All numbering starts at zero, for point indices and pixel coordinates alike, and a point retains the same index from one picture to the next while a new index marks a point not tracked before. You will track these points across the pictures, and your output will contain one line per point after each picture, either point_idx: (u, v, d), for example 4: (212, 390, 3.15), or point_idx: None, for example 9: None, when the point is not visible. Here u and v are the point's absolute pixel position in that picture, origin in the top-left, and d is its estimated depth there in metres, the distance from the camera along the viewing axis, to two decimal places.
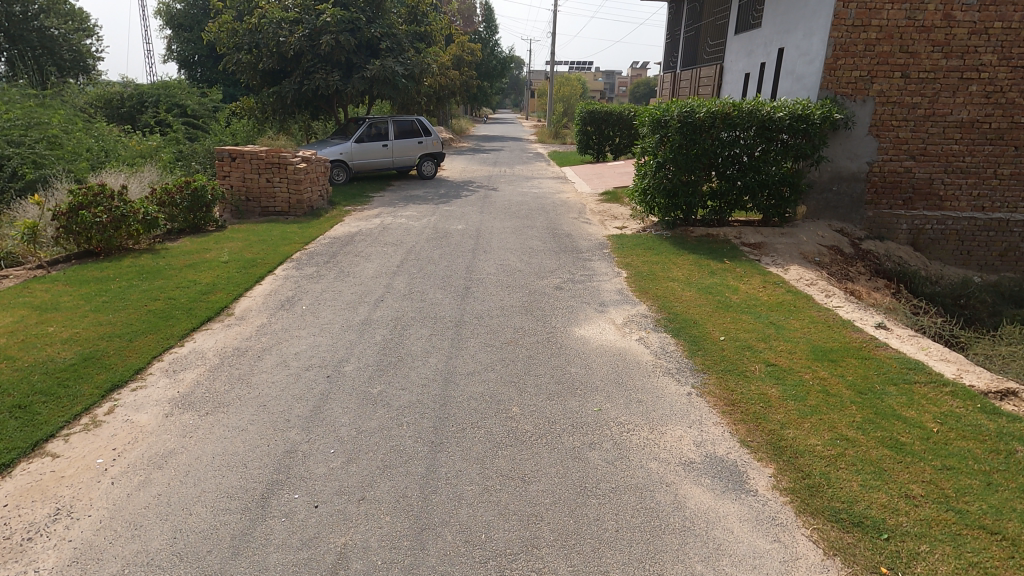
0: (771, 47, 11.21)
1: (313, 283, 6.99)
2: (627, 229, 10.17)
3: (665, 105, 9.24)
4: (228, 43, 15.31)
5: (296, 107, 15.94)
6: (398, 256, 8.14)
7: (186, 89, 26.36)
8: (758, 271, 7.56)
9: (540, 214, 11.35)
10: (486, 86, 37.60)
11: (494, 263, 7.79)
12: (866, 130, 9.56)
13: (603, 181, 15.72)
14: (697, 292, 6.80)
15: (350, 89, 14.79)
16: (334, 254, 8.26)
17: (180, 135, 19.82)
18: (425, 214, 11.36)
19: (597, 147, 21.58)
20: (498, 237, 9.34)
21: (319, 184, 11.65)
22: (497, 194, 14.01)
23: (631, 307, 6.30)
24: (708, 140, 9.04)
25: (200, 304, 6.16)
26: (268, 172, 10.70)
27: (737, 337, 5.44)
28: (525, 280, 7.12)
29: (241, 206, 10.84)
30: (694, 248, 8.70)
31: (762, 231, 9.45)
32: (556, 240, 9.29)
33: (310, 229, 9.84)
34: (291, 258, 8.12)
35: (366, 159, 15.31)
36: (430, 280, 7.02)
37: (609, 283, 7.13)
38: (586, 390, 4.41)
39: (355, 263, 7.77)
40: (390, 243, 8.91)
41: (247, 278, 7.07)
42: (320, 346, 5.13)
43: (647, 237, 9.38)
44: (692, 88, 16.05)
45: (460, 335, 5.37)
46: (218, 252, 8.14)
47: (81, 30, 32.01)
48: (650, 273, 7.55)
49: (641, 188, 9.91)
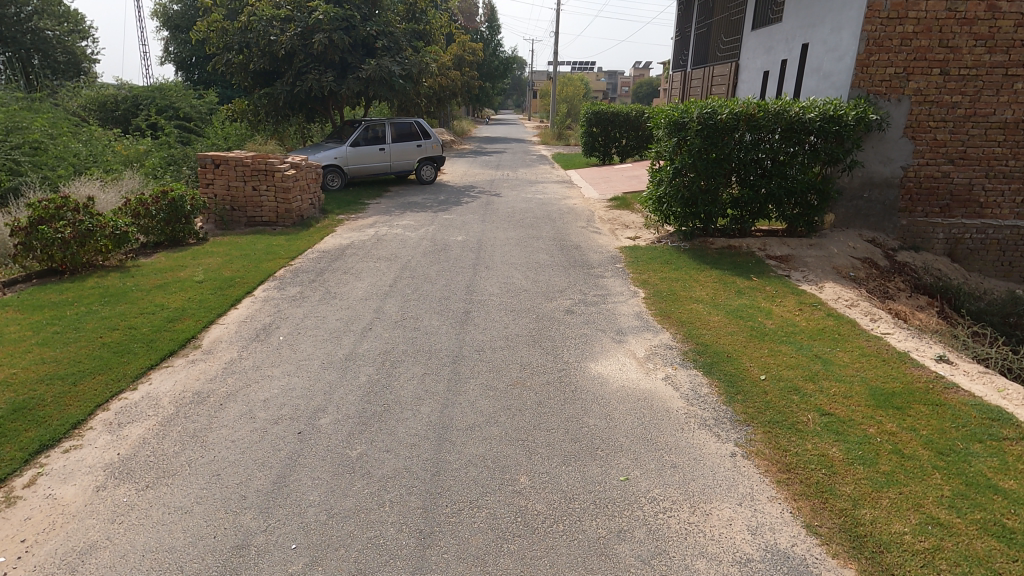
0: (794, 42, 10.45)
1: (294, 306, 6.27)
2: (640, 240, 9.41)
3: (683, 106, 8.47)
4: (218, 43, 14.61)
5: (290, 109, 15.25)
6: (391, 273, 7.42)
7: (182, 91, 25.72)
8: (791, 291, 6.80)
9: (546, 223, 10.61)
10: (488, 86, 36.94)
11: (497, 282, 7.06)
12: (901, 132, 8.78)
13: (611, 186, 14.98)
14: (726, 316, 6.04)
15: (345, 90, 14.08)
16: (322, 270, 7.54)
17: (172, 139, 19.14)
18: (424, 223, 10.64)
19: (604, 149, 20.80)
20: (502, 250, 8.61)
21: (311, 191, 10.93)
22: (500, 200, 13.27)
23: (653, 335, 5.54)
24: (730, 144, 8.27)
25: (164, 334, 5.44)
26: (255, 179, 9.98)
27: (780, 376, 4.68)
28: (532, 302, 6.39)
29: (226, 216, 10.13)
30: (716, 263, 7.94)
31: (788, 242, 8.67)
32: (564, 253, 8.55)
33: (298, 241, 9.11)
34: (275, 276, 7.40)
35: (362, 164, 14.59)
36: (425, 302, 6.30)
37: (625, 305, 6.39)
38: (608, 451, 3.66)
39: (343, 282, 7.05)
40: (384, 257, 8.19)
41: (221, 301, 6.35)
42: (293, 389, 4.41)
43: (663, 250, 8.62)
44: (705, 87, 15.28)
45: (458, 374, 4.63)
46: (194, 270, 7.42)
47: (76, 32, 31.39)
48: (670, 293, 6.79)
49: (655, 196, 9.14)
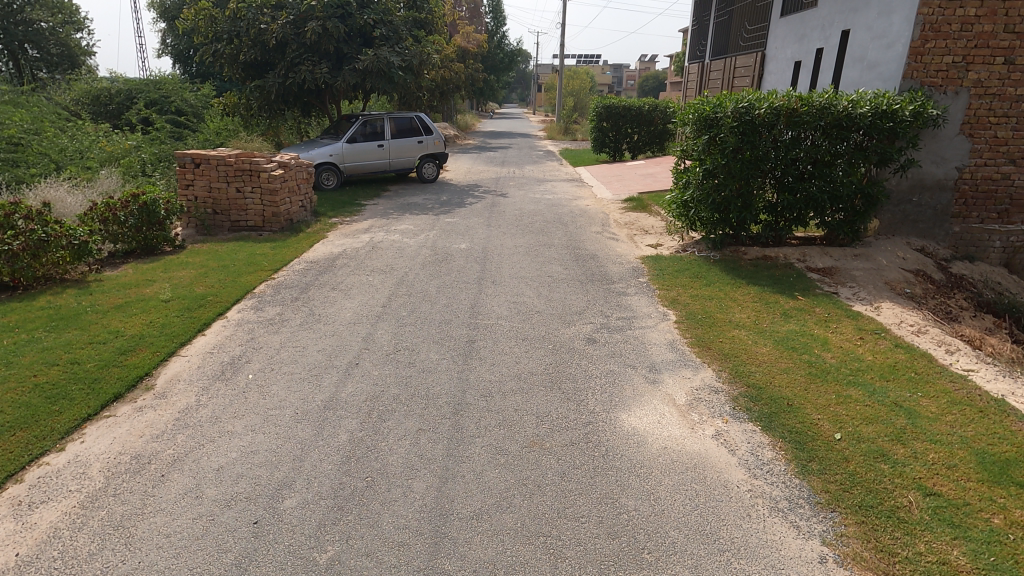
0: (832, 29, 9.47)
1: (270, 333, 5.40)
2: (663, 249, 8.49)
3: (715, 100, 7.50)
4: (205, 32, 13.70)
5: (283, 103, 14.36)
6: (386, 290, 6.54)
7: (177, 84, 24.82)
8: (846, 313, 5.88)
9: (557, 228, 9.70)
10: (493, 80, 35.98)
11: (506, 301, 6.18)
12: (957, 129, 7.80)
13: (625, 185, 14.05)
14: (775, 348, 5.13)
15: (341, 82, 13.16)
16: (307, 286, 6.68)
17: (162, 134, 18.28)
18: (425, 228, 9.75)
19: (615, 144, 19.81)
20: (511, 261, 7.72)
21: (301, 193, 10.06)
22: (507, 201, 12.36)
23: (692, 374, 4.65)
24: (768, 142, 7.31)
25: (111, 372, 4.57)
26: (239, 180, 9.13)
27: (858, 434, 3.77)
28: (546, 327, 5.51)
29: (208, 221, 9.26)
30: (753, 277, 7.01)
31: (830, 253, 7.74)
32: (580, 265, 7.65)
33: (284, 250, 8.24)
34: (253, 292, 6.53)
35: (360, 162, 13.71)
36: (423, 329, 5.42)
37: (655, 331, 5.50)
38: (659, 556, 2.77)
39: (330, 300, 6.19)
40: (378, 269, 7.32)
41: (187, 326, 5.48)
42: (255, 453, 3.54)
43: (690, 261, 7.69)
44: (725, 79, 14.30)
45: (459, 432, 3.75)
46: (163, 285, 6.56)
47: (70, 23, 30.45)
48: (704, 315, 5.91)
49: (681, 200, 8.20)
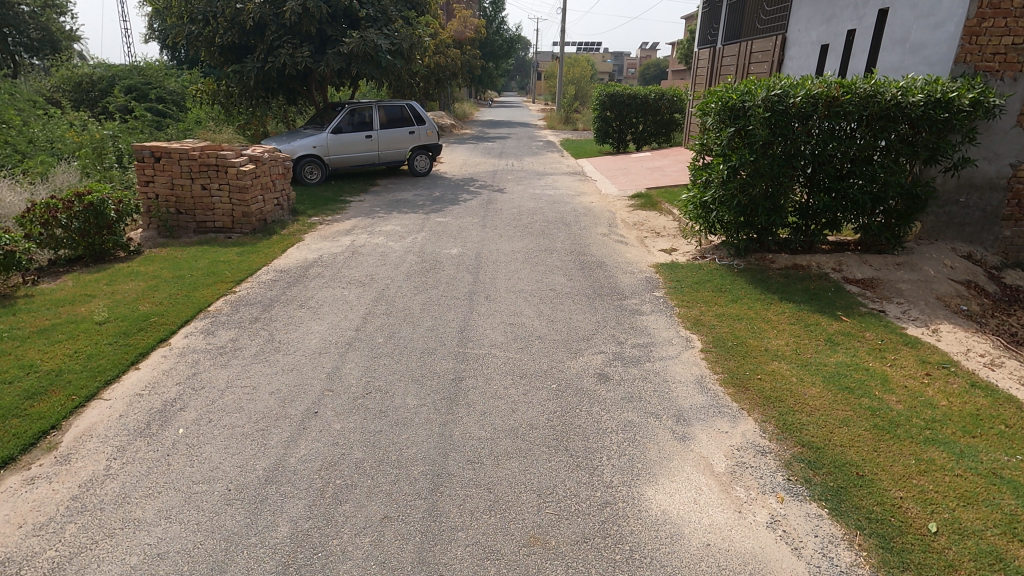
0: (868, 8, 8.47)
1: (217, 368, 4.48)
2: (678, 255, 7.56)
3: (742, 86, 6.51)
4: (178, 12, 12.64)
5: (264, 90, 13.34)
6: (360, 308, 5.62)
7: (161, 71, 23.72)
8: (903, 340, 4.97)
9: (559, 229, 8.77)
10: (491, 67, 34.84)
11: (503, 324, 5.27)
12: (1014, 120, 6.84)
13: (631, 179, 13.08)
14: (827, 388, 4.23)
15: (324, 68, 12.13)
16: (271, 302, 5.77)
17: (141, 123, 17.26)
18: (413, 229, 8.81)
19: (619, 135, 18.77)
20: (508, 271, 6.81)
21: (276, 190, 9.11)
22: (504, 197, 11.40)
23: (729, 427, 3.75)
24: (803, 136, 6.33)
25: (8, 425, 3.67)
26: (204, 176, 8.19)
27: (960, 524, 2.88)
28: (549, 360, 4.61)
29: (171, 221, 8.33)
30: (785, 292, 6.09)
31: (870, 261, 6.84)
32: (586, 275, 6.74)
33: (252, 256, 7.30)
34: (208, 311, 5.61)
35: (346, 154, 12.73)
36: (400, 363, 4.51)
37: (678, 364, 4.61)
38: None
39: (295, 322, 5.29)
40: (355, 281, 6.41)
41: (117, 359, 4.54)
42: (160, 561, 2.63)
43: (711, 272, 6.77)
44: (740, 66, 13.28)
45: (435, 523, 2.85)
46: (103, 302, 5.64)
47: (52, 6, 29.27)
48: (734, 342, 5.01)
49: (700, 201, 7.25)
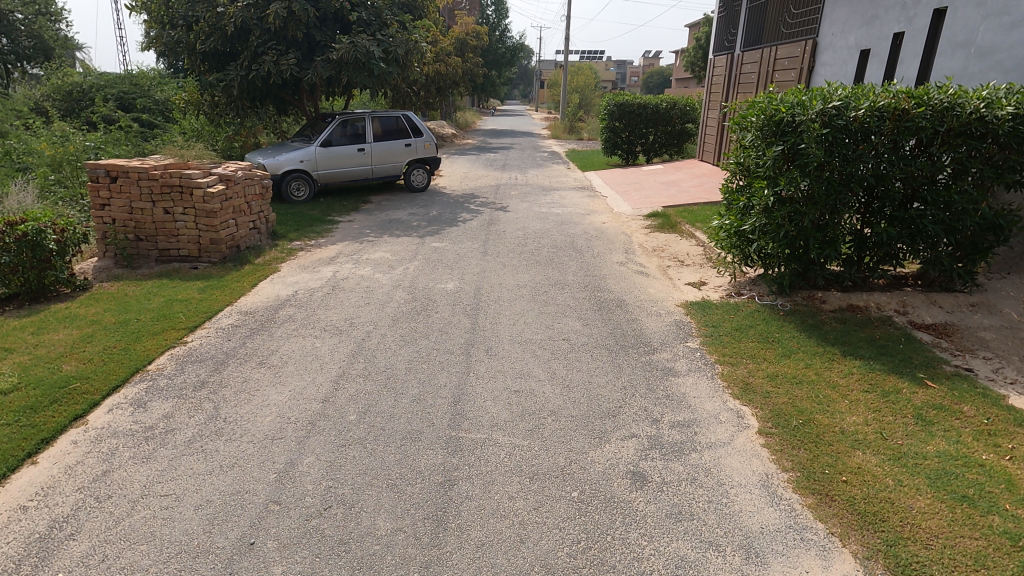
0: (921, 7, 7.48)
1: (136, 462, 3.46)
2: (709, 291, 6.55)
3: (791, 97, 5.49)
4: (156, 17, 11.74)
5: (250, 100, 12.41)
6: (332, 369, 4.60)
7: (153, 79, 22.91)
8: (1017, 420, 3.90)
9: (570, 257, 7.77)
10: (494, 75, 34.06)
11: (507, 392, 4.24)
12: None
13: (644, 196, 12.09)
14: (939, 499, 3.17)
15: (312, 76, 11.19)
16: (226, 360, 4.76)
17: (125, 134, 16.40)
18: (405, 256, 7.81)
19: (628, 146, 17.76)
20: (512, 313, 5.80)
21: (252, 212, 8.13)
22: (507, 216, 10.40)
23: (822, 569, 2.70)
24: (865, 157, 5.29)
25: None
26: (167, 199, 7.22)
27: None
28: (565, 449, 3.58)
29: (130, 250, 7.35)
30: (848, 345, 5.04)
31: (939, 301, 5.80)
32: (605, 319, 5.72)
33: (216, 293, 6.30)
34: (147, 371, 4.60)
35: (337, 169, 11.78)
36: (373, 456, 3.48)
37: (732, 455, 3.58)
38: None
39: (248, 390, 4.27)
40: (331, 329, 5.39)
41: (7, 450, 3.51)
42: None
43: (752, 316, 5.74)
44: (762, 73, 12.31)
45: None
46: (19, 359, 4.63)
47: (45, 14, 28.58)
48: (799, 419, 3.97)
49: (735, 230, 6.24)
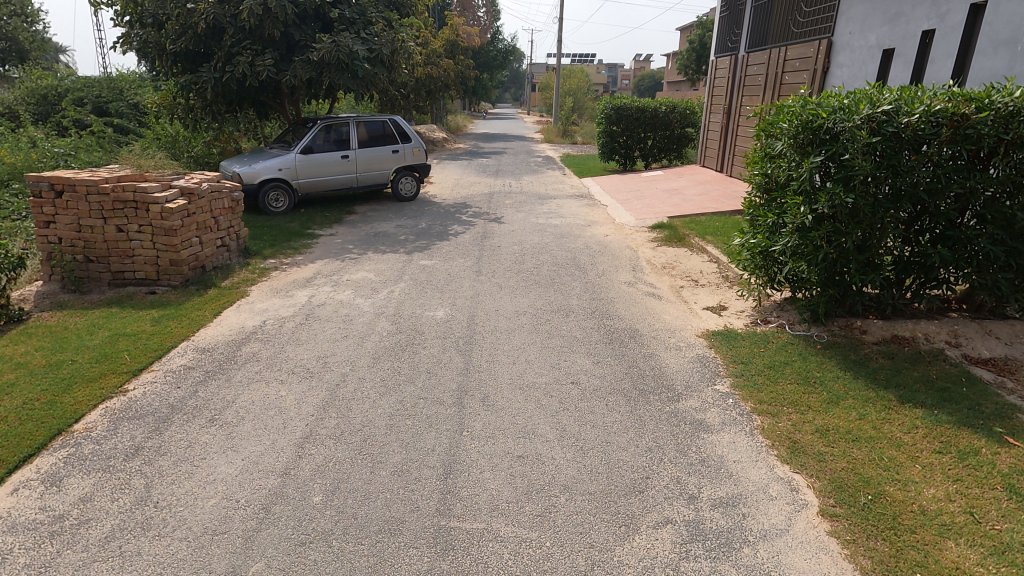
0: (954, 2, 6.83)
1: (31, 573, 2.67)
2: (732, 318, 5.86)
3: (831, 102, 4.82)
4: (124, 15, 10.92)
5: (225, 104, 11.60)
6: (297, 428, 3.82)
7: (131, 82, 21.98)
8: None
9: (574, 277, 7.04)
10: (485, 78, 33.39)
11: (510, 460, 3.49)
12: None
13: (647, 205, 11.40)
14: None
15: (290, 78, 10.40)
16: (171, 416, 3.97)
17: (97, 140, 15.52)
18: (390, 277, 7.04)
19: (626, 151, 17.14)
20: (512, 348, 5.06)
21: (220, 229, 7.33)
22: (501, 228, 9.66)
23: None
24: (918, 170, 4.58)
25: None
26: (120, 216, 6.41)
27: None
28: (587, 545, 2.83)
29: (80, 272, 6.54)
30: (904, 389, 4.31)
31: (994, 331, 5.10)
32: (618, 356, 4.98)
33: (171, 326, 5.50)
34: (72, 431, 3.80)
35: (319, 177, 10.99)
36: (340, 562, 2.71)
37: (795, 550, 2.85)
38: None
39: (191, 460, 3.48)
40: (300, 372, 4.61)
41: None
42: None
43: (786, 350, 5.04)
44: (770, 76, 11.66)
45: None
46: None
47: (20, 15, 27.56)
48: (868, 494, 3.24)
49: (763, 250, 5.55)
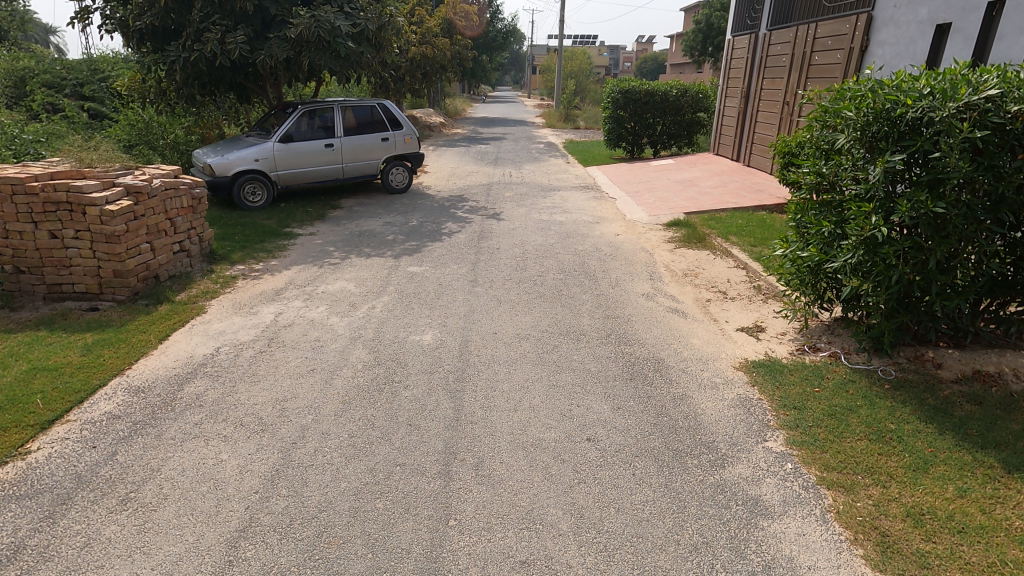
0: None
1: None
2: (774, 344, 4.94)
3: (915, 86, 3.85)
4: None
5: (197, 87, 10.58)
6: (234, 515, 2.93)
7: (110, 62, 20.78)
8: None
9: (584, 289, 6.12)
10: (484, 59, 32.15)
11: (512, 570, 2.60)
12: None
13: (660, 198, 10.43)
14: None
15: (265, 58, 9.38)
16: (73, 495, 3.07)
17: (69, 125, 14.46)
18: (372, 288, 6.13)
19: (634, 138, 16.11)
20: (513, 387, 4.16)
21: (178, 232, 6.38)
22: (500, 226, 8.72)
23: None
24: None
25: None
26: (53, 220, 5.47)
27: None
28: None
29: (10, 285, 5.63)
30: (1009, 453, 3.39)
31: None
32: (642, 396, 4.09)
33: (105, 356, 4.58)
34: None
35: (300, 168, 10.00)
36: None
37: None
38: None
39: (83, 570, 2.59)
40: (250, 424, 3.72)
41: None
42: None
43: (846, 391, 4.13)
44: (796, 55, 10.60)
45: None
46: None
47: None
48: None
49: (815, 265, 4.61)
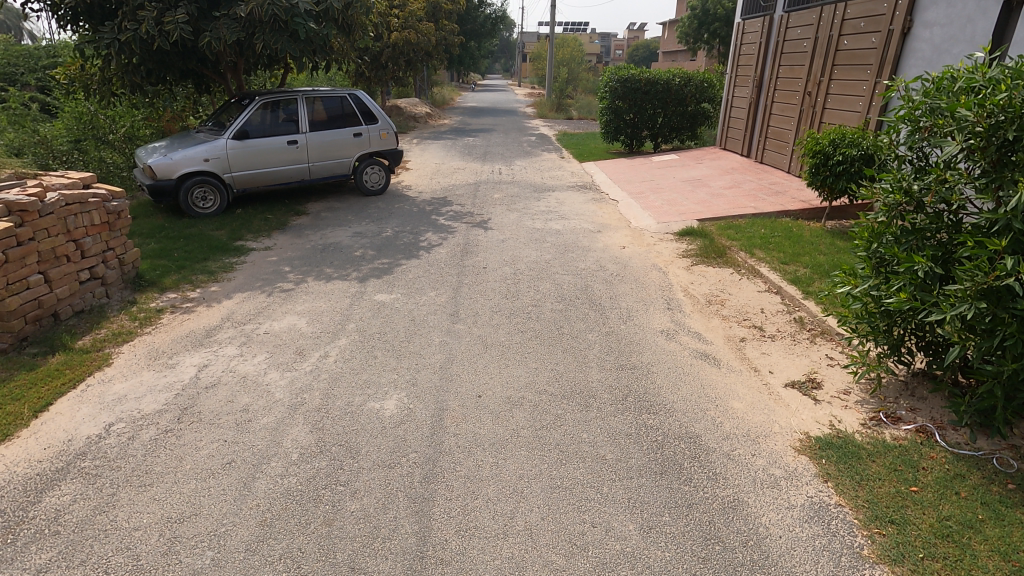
0: None
1: None
2: (839, 410, 3.82)
3: None
4: None
5: (140, 75, 9.24)
6: None
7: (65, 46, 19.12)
8: None
9: (591, 327, 4.95)
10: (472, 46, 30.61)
11: None
12: None
13: (667, 201, 9.29)
14: None
15: (211, 40, 8.08)
16: None
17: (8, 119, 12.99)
18: (327, 326, 4.95)
19: (633, 131, 14.97)
20: (502, 493, 3.01)
21: (87, 257, 5.16)
22: (487, 237, 7.54)
23: None
24: None
25: None
26: None
27: None
28: None
29: None
30: None
31: None
32: (679, 505, 2.96)
33: None
34: None
35: (257, 168, 8.72)
36: None
37: None
38: None
39: None
40: (117, 573, 2.54)
41: None
42: None
43: (958, 495, 3.01)
44: (819, 39, 9.45)
45: None
46: None
47: None
48: None
49: (900, 312, 3.49)
